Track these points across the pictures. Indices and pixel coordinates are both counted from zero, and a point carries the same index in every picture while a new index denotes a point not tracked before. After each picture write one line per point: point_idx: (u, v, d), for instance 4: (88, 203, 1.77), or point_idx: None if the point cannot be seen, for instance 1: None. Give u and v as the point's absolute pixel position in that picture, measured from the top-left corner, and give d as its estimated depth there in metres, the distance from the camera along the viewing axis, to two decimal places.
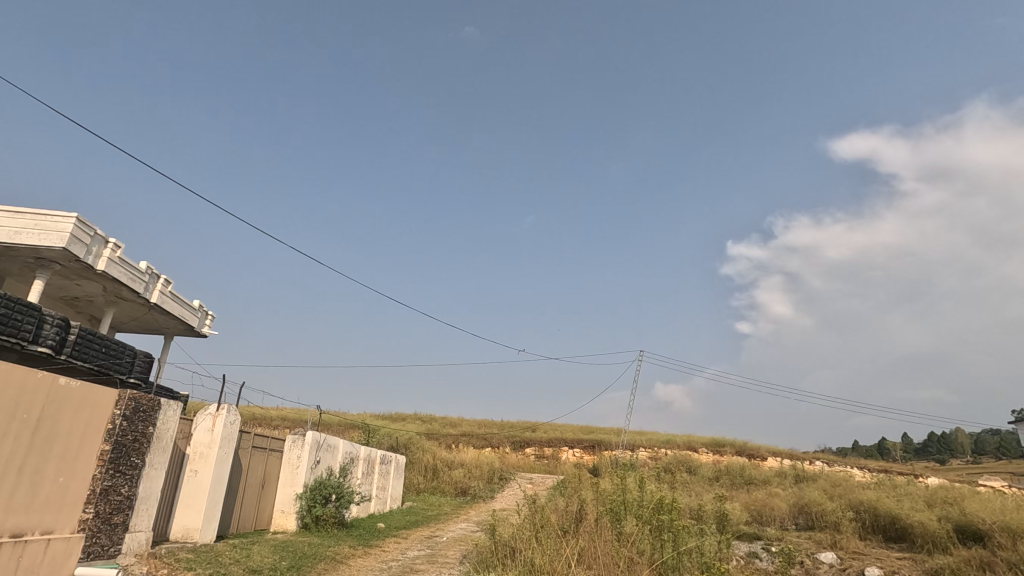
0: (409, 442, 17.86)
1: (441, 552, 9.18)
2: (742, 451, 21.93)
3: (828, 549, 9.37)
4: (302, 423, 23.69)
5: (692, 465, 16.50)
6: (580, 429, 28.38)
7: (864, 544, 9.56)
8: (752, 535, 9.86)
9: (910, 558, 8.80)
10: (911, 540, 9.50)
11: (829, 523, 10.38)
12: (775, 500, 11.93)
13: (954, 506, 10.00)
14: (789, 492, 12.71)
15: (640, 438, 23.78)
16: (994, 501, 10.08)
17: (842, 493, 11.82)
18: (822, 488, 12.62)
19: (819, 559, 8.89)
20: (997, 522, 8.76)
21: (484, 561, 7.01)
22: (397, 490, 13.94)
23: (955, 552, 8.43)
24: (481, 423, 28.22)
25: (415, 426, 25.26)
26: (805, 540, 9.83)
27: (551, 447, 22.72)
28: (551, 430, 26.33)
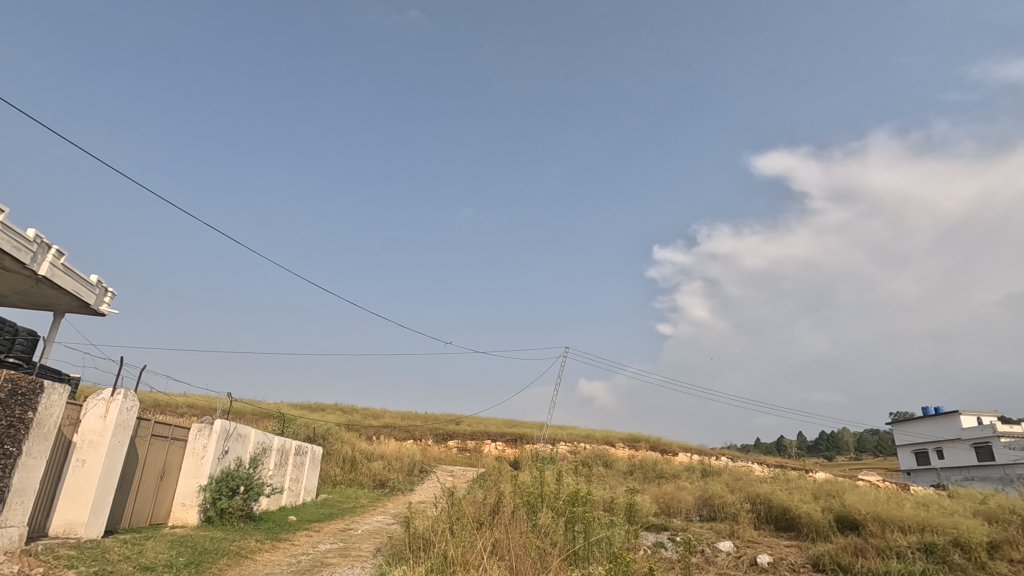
0: (327, 432, 17.33)
1: (354, 546, 8.97)
2: (656, 446, 22.99)
3: (726, 538, 10.03)
4: (211, 411, 22.36)
5: (609, 459, 17.13)
6: (504, 421, 28.71)
7: (758, 533, 10.34)
8: (659, 526, 10.39)
9: (796, 545, 9.60)
10: (798, 529, 10.38)
11: (728, 513, 11.12)
12: (682, 493, 12.64)
13: (837, 498, 11.02)
14: (695, 484, 13.51)
15: (561, 433, 24.36)
16: (868, 493, 11.20)
17: (741, 486, 12.71)
18: (724, 481, 13.50)
19: (718, 547, 9.49)
20: (870, 513, 9.75)
21: (398, 553, 6.95)
22: (312, 483, 13.48)
23: (834, 540, 9.29)
24: (404, 415, 27.88)
25: (335, 416, 24.56)
26: (706, 530, 10.46)
27: (474, 440, 22.79)
28: (474, 423, 26.40)
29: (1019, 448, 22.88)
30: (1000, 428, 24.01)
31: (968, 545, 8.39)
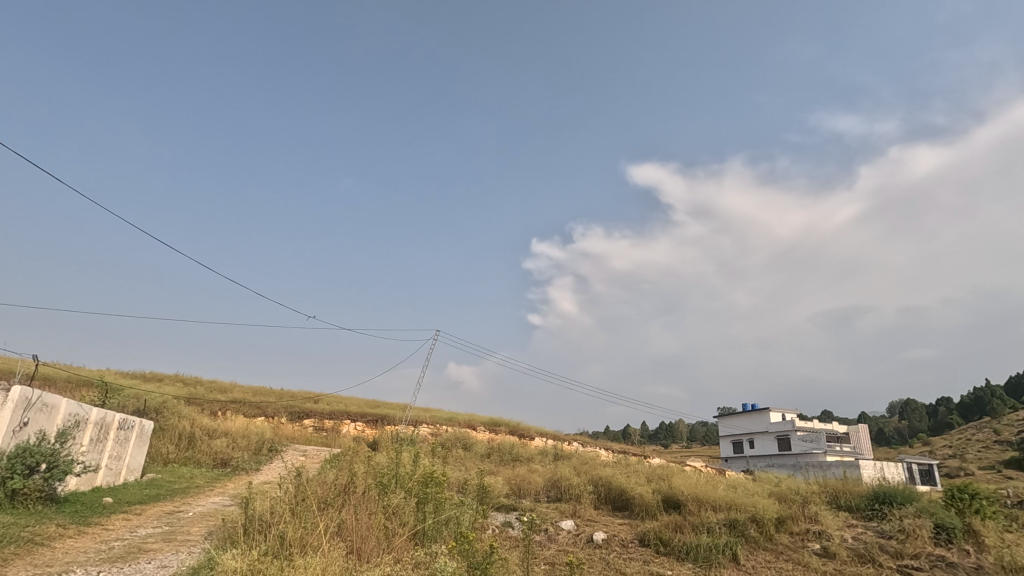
0: (162, 405, 15.58)
1: (182, 529, 8.18)
2: (515, 430, 23.91)
3: (568, 517, 10.75)
4: (11, 375, 18.98)
5: (468, 442, 17.46)
6: (366, 401, 28.01)
7: (597, 512, 11.22)
8: (509, 506, 10.84)
9: (628, 523, 10.57)
10: (631, 508, 11.44)
11: (573, 494, 11.93)
12: (533, 475, 13.29)
13: (665, 481, 12.34)
14: (546, 467, 14.30)
15: (424, 415, 24.34)
16: (691, 477, 12.67)
17: (587, 470, 13.70)
18: (573, 465, 14.45)
19: (560, 526, 10.13)
20: (690, 494, 11.04)
21: (232, 535, 6.47)
22: (138, 461, 12.04)
23: (659, 517, 10.41)
24: (257, 391, 26.00)
25: (173, 388, 22.16)
26: (552, 510, 11.13)
27: (332, 419, 21.93)
28: (334, 402, 25.41)
29: (809, 440, 27.36)
30: (797, 423, 28.48)
31: (761, 520, 9.89)
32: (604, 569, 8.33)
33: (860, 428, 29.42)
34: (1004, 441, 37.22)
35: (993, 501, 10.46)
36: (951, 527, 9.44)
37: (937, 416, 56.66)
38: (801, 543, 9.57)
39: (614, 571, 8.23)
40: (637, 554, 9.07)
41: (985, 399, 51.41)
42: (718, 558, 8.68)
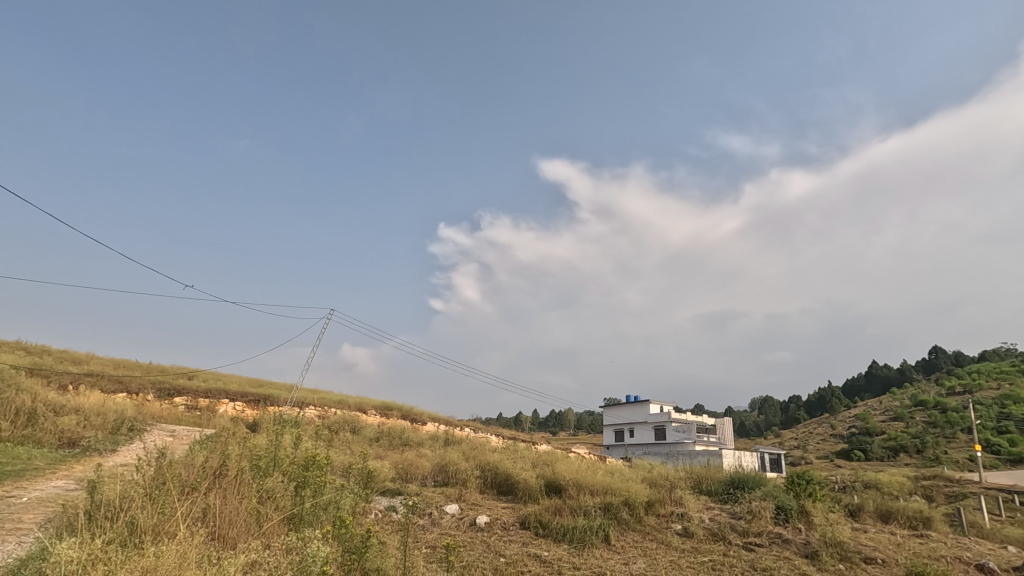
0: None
1: (11, 517, 7.19)
2: (407, 415, 23.66)
3: (453, 501, 10.85)
4: None
5: (357, 425, 16.99)
6: (248, 380, 26.28)
7: (481, 497, 11.43)
8: (394, 491, 10.71)
9: (511, 507, 10.89)
10: (515, 492, 11.79)
11: (459, 479, 12.05)
12: (421, 460, 13.25)
13: (549, 466, 12.84)
14: (435, 452, 14.30)
15: (311, 396, 23.33)
16: (573, 463, 13.29)
17: (475, 455, 13.90)
18: (462, 450, 14.59)
19: (444, 510, 10.20)
20: (571, 479, 11.60)
21: (74, 523, 5.79)
22: None
23: (541, 501, 10.82)
24: (119, 364, 23.42)
25: (12, 357, 19.33)
26: (437, 494, 11.17)
27: (207, 398, 20.34)
28: (211, 379, 23.56)
29: (682, 430, 29.81)
30: (673, 415, 30.87)
31: (632, 504, 10.63)
32: (484, 551, 8.53)
33: (725, 420, 32.51)
34: (838, 435, 42.97)
35: (823, 486, 12.07)
36: (788, 508, 10.75)
37: (788, 411, 64.06)
38: (666, 524, 10.42)
39: (493, 553, 8.45)
40: (516, 536, 9.38)
41: (828, 398, 58.89)
42: (592, 539, 9.24)
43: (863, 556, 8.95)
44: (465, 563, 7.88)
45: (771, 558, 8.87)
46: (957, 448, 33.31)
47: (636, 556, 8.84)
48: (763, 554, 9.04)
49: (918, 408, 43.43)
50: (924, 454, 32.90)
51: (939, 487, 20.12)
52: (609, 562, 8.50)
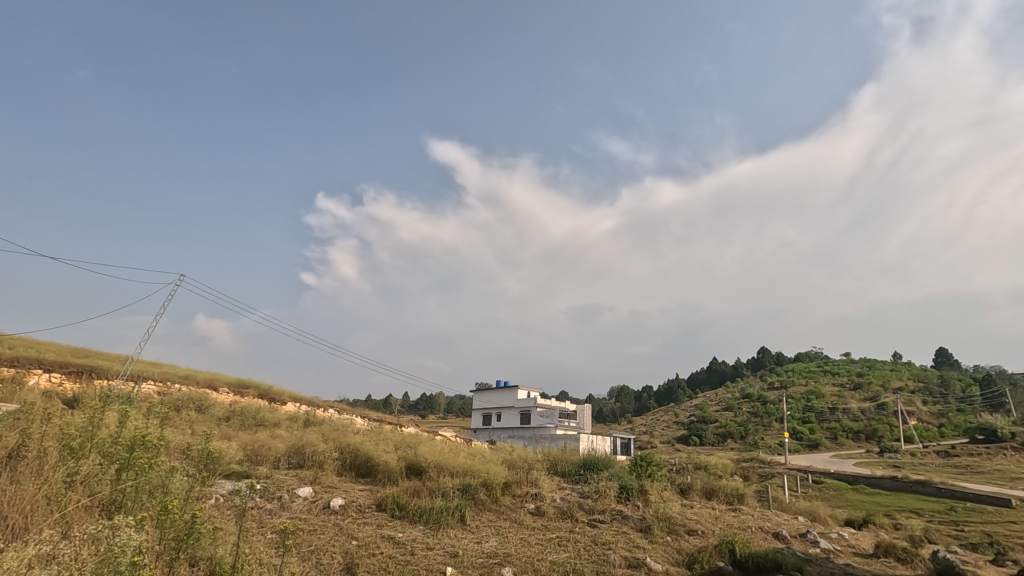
0: None
1: None
2: (264, 394, 22.14)
3: (307, 484, 10.35)
4: None
5: (204, 403, 15.53)
6: (70, 349, 22.84)
7: (338, 479, 11.06)
8: (240, 473, 9.96)
9: (368, 489, 10.67)
10: (374, 474, 11.58)
11: (316, 461, 11.55)
12: (275, 441, 12.45)
13: (412, 449, 12.78)
14: (291, 434, 13.53)
15: (150, 370, 20.91)
16: (436, 445, 13.36)
17: (335, 437, 13.38)
18: (321, 432, 13.99)
19: (296, 493, 9.69)
20: (433, 462, 11.65)
21: None
22: None
23: (400, 483, 10.75)
24: None
25: None
26: (290, 477, 10.60)
27: (13, 368, 17.34)
28: (20, 347, 20.12)
29: (545, 416, 31.31)
30: (538, 401, 32.30)
31: (490, 485, 10.96)
32: (335, 534, 8.26)
33: (585, 407, 34.70)
34: (680, 422, 47.90)
35: (661, 467, 13.35)
36: (630, 488, 11.76)
37: (642, 400, 70.10)
38: (520, 503, 10.88)
39: (345, 536, 8.22)
40: (371, 519, 9.20)
41: (675, 389, 65.27)
42: (447, 519, 9.37)
43: (688, 529, 10.08)
44: (312, 547, 7.56)
45: (611, 532, 9.65)
46: (771, 435, 38.78)
47: (488, 535, 9.13)
48: (604, 529, 9.81)
49: (746, 400, 49.76)
50: (746, 440, 37.88)
51: (754, 468, 23.31)
52: (462, 541, 8.69)
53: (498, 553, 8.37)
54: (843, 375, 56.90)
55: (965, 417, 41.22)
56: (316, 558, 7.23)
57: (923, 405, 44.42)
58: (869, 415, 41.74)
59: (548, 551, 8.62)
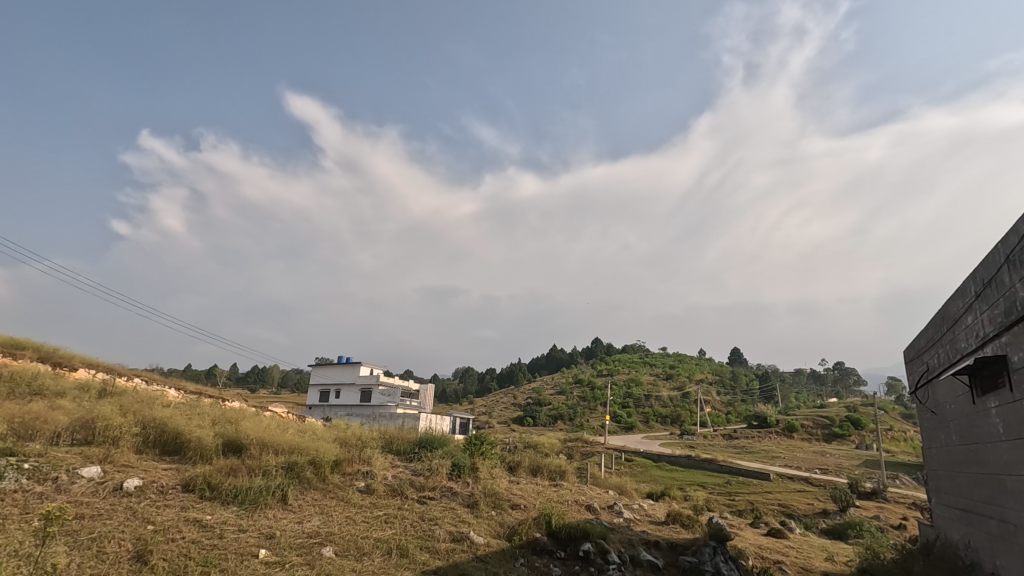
0: None
1: None
2: (46, 358, 18.60)
3: (95, 463, 8.92)
4: None
5: None
6: None
7: (136, 458, 9.71)
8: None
9: (174, 468, 9.55)
10: (183, 452, 10.39)
11: (108, 437, 10.00)
12: (55, 413, 10.51)
13: (232, 425, 11.70)
14: (78, 405, 11.55)
15: None
16: (262, 421, 12.41)
17: (137, 410, 11.71)
18: (119, 403, 12.16)
19: (77, 474, 8.30)
20: (255, 439, 10.78)
21: None
22: None
23: (214, 462, 9.78)
24: None
25: None
26: (71, 455, 9.04)
27: None
28: None
29: (387, 394, 30.84)
30: (381, 378, 31.67)
31: (318, 463, 10.47)
32: (126, 519, 7.26)
33: (428, 386, 34.88)
34: (519, 403, 50.50)
35: (493, 446, 13.90)
36: (462, 465, 12.09)
37: (484, 382, 72.47)
38: (349, 482, 10.59)
39: (138, 520, 7.26)
40: (174, 501, 8.25)
41: (516, 373, 68.38)
42: (266, 499, 8.77)
43: (511, 503, 10.68)
44: (93, 535, 6.55)
45: (439, 509, 9.84)
46: (595, 418, 42.64)
47: (311, 515, 8.75)
48: (433, 505, 9.98)
49: (577, 385, 54.02)
50: (574, 421, 41.17)
51: (577, 448, 25.44)
52: (280, 522, 8.21)
53: (320, 532, 8.06)
54: (659, 367, 64.65)
55: (747, 406, 49.31)
56: (97, 547, 6.28)
57: (717, 395, 52.25)
58: (676, 402, 47.88)
59: (374, 529, 8.51)
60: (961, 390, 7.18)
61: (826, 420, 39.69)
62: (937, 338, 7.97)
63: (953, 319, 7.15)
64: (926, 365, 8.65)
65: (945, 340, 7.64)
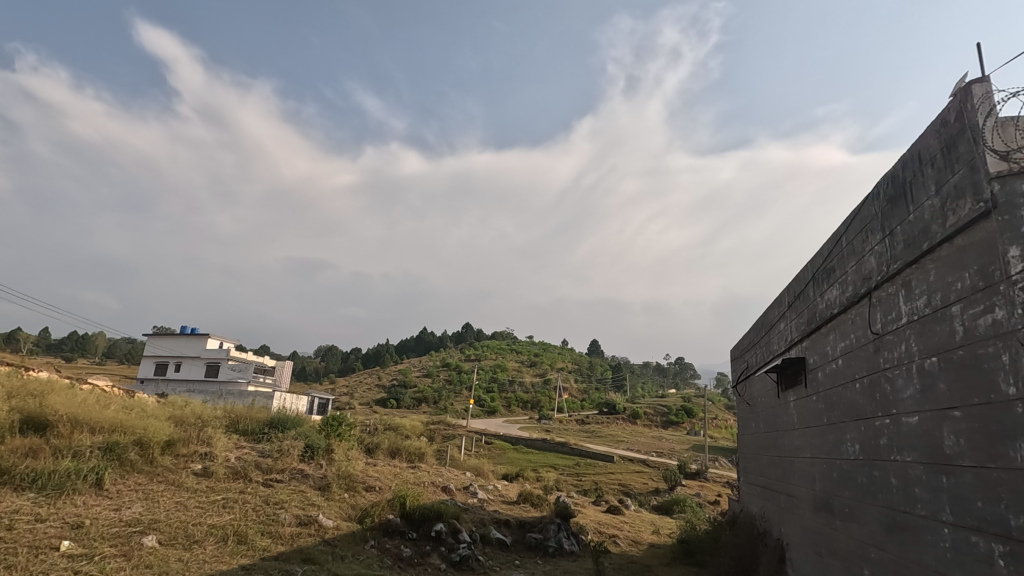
0: None
1: None
2: None
3: None
4: None
5: None
6: None
7: None
8: None
9: None
10: None
11: None
12: None
13: (36, 398, 9.98)
14: None
15: None
16: (77, 395, 10.77)
17: None
18: None
19: None
20: (66, 415, 9.31)
21: None
22: None
23: (6, 441, 8.28)
24: None
25: None
26: None
27: None
28: None
29: (237, 369, 28.47)
30: (231, 352, 29.12)
31: (146, 444, 9.34)
32: None
33: (286, 363, 32.82)
34: (383, 385, 49.51)
35: (351, 427, 13.44)
36: (316, 446, 11.54)
37: (349, 361, 69.93)
38: (183, 464, 9.60)
39: None
40: None
41: (383, 354, 66.90)
42: (76, 484, 7.64)
43: (365, 485, 10.45)
44: None
45: (286, 492, 9.32)
46: (460, 402, 43.25)
47: (132, 501, 7.80)
48: (279, 489, 9.42)
49: (445, 368, 54.31)
50: (438, 404, 41.34)
51: (439, 430, 25.55)
52: (93, 510, 7.21)
53: (142, 519, 7.22)
54: (525, 354, 67.26)
55: (600, 394, 53.28)
56: None
57: (575, 383, 55.73)
58: (537, 388, 50.23)
59: (208, 515, 7.82)
60: (770, 386, 8.40)
61: (665, 409, 44.27)
62: (757, 340, 9.23)
63: (770, 325, 8.32)
64: (746, 363, 9.98)
65: (762, 343, 8.88)
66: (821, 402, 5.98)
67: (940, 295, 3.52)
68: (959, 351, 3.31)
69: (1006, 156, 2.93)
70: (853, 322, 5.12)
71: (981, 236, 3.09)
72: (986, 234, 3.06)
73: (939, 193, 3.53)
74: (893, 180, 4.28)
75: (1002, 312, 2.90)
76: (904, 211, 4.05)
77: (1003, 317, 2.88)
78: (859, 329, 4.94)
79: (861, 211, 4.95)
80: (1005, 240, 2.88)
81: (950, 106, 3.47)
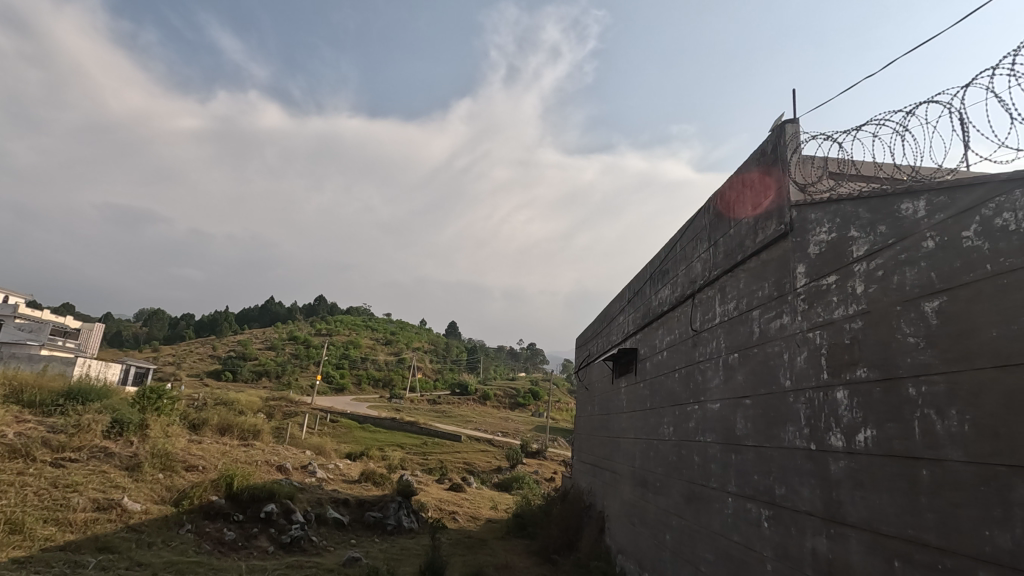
0: None
1: None
2: None
3: None
4: None
5: None
6: None
7: None
8: None
9: None
10: None
11: None
12: None
13: None
14: None
15: None
16: None
17: None
18: None
19: None
20: None
21: None
22: None
23: None
24: None
25: None
26: None
27: None
28: None
29: (26, 329, 23.80)
30: (19, 309, 24.25)
31: None
32: None
33: (95, 326, 28.23)
34: (218, 356, 45.00)
35: (173, 401, 11.98)
36: (126, 421, 10.08)
37: (178, 328, 62.31)
38: None
39: None
40: None
41: (220, 323, 60.66)
42: None
43: (186, 465, 9.42)
44: None
45: (82, 473, 8.05)
46: (306, 377, 40.90)
47: None
48: (73, 469, 8.10)
49: (292, 342, 50.92)
50: (281, 379, 38.68)
51: (279, 407, 23.95)
52: None
53: None
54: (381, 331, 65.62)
55: (453, 375, 53.97)
56: None
57: (430, 363, 55.80)
58: (390, 366, 49.37)
59: None
60: (606, 373, 9.17)
61: (514, 391, 46.27)
62: (599, 331, 10.03)
63: (611, 318, 9.07)
64: (588, 351, 10.79)
65: (603, 333, 9.67)
66: (646, 388, 6.68)
67: (745, 301, 4.12)
68: (754, 348, 3.90)
69: (803, 189, 3.51)
70: (678, 320, 5.77)
71: (780, 254, 3.66)
72: (783, 253, 3.63)
73: (753, 213, 4.10)
74: (720, 199, 4.87)
75: (787, 318, 3.46)
76: (725, 225, 4.66)
77: (788, 322, 3.45)
78: (682, 326, 5.59)
79: (693, 222, 5.59)
80: (796, 258, 3.43)
81: (768, 140, 4.04)
